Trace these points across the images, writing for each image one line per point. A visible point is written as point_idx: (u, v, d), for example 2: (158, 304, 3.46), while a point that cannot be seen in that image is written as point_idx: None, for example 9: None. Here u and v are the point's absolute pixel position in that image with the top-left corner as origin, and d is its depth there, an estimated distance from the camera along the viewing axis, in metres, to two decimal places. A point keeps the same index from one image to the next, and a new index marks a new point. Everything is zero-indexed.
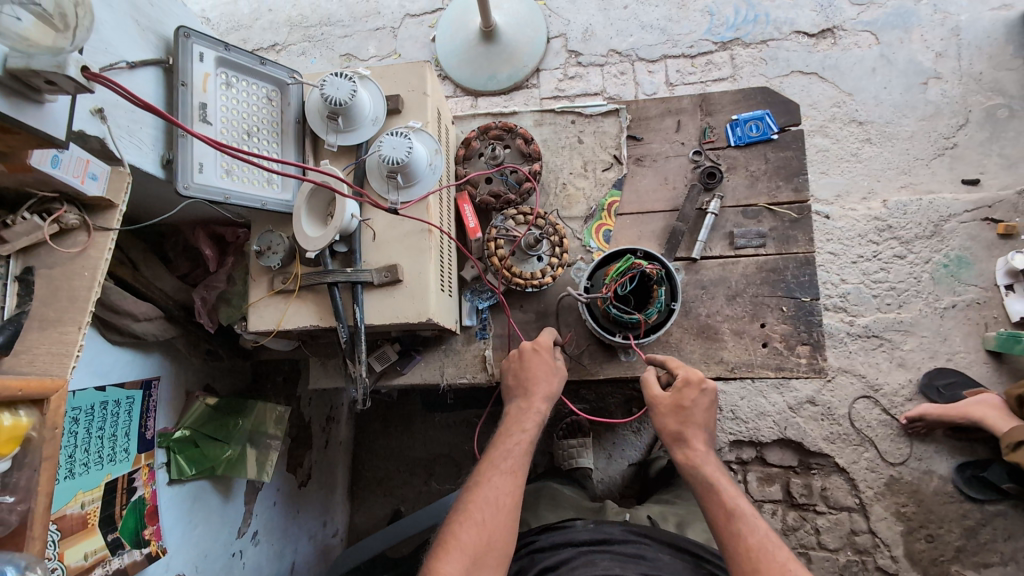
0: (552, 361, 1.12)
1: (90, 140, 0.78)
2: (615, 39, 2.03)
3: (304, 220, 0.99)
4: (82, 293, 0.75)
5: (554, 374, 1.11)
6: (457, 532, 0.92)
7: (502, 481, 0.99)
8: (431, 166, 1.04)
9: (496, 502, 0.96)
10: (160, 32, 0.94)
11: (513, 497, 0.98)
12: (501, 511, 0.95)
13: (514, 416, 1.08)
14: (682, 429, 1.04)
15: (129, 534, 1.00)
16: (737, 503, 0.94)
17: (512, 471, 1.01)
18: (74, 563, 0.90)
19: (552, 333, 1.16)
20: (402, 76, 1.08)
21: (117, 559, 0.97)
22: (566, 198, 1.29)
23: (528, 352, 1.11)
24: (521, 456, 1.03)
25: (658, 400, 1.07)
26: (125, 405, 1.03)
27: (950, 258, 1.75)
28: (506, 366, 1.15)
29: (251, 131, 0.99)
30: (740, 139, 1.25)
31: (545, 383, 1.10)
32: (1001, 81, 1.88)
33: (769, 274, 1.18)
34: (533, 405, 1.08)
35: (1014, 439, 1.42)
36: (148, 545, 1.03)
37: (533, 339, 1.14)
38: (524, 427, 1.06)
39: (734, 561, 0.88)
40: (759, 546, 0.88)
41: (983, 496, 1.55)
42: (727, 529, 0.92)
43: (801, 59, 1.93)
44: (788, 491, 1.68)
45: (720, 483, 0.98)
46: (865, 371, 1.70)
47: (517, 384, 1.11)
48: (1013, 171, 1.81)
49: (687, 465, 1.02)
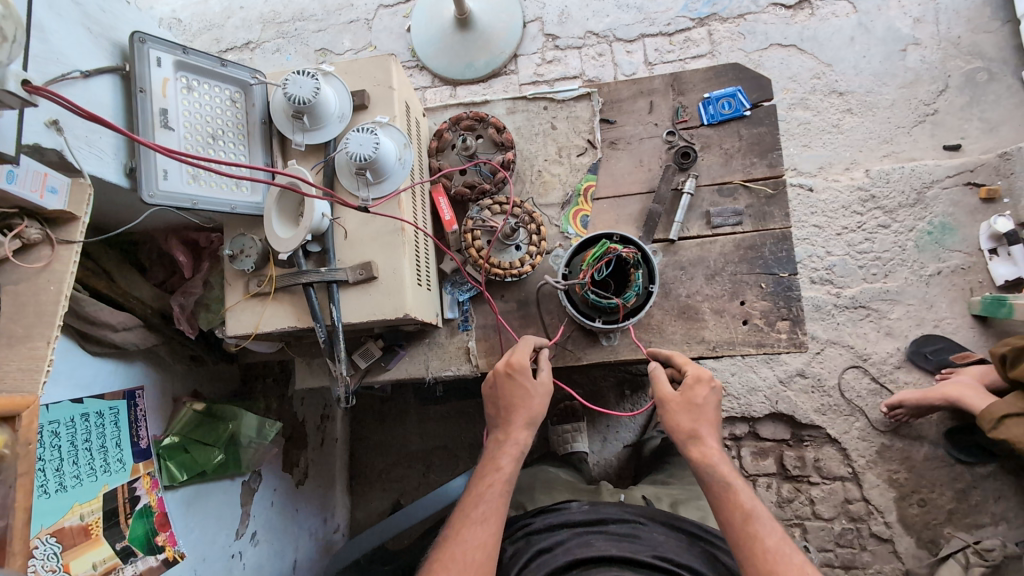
0: (527, 383, 1.06)
1: (46, 153, 0.78)
2: (592, 21, 2.01)
3: (275, 221, 0.98)
4: (49, 307, 0.75)
5: (534, 397, 1.06)
6: None
7: (473, 533, 0.93)
8: (401, 161, 1.03)
9: (465, 559, 0.89)
10: (114, 38, 0.93)
11: (484, 551, 0.91)
12: (470, 568, 0.88)
13: (492, 452, 1.04)
14: (696, 431, 1.00)
15: (139, 542, 1.01)
16: (753, 504, 0.93)
17: (483, 519, 0.94)
18: (84, 573, 0.91)
19: (531, 342, 1.12)
20: (368, 71, 1.07)
21: (130, 566, 0.98)
22: (542, 185, 1.29)
23: (500, 377, 1.07)
24: (495, 499, 0.97)
25: (668, 401, 1.03)
26: (110, 417, 1.03)
27: (934, 225, 1.75)
28: (486, 394, 1.12)
29: (216, 134, 0.98)
30: (713, 117, 1.24)
31: (523, 409, 1.05)
32: (980, 44, 1.87)
33: (747, 252, 1.18)
34: (511, 437, 1.04)
35: (993, 416, 1.38)
36: (164, 551, 1.06)
37: (505, 361, 1.09)
38: (498, 465, 1.01)
39: (752, 561, 0.87)
40: (777, 549, 0.87)
41: (973, 459, 1.57)
42: (744, 531, 0.90)
43: (779, 32, 1.92)
44: (781, 464, 1.69)
45: (736, 483, 0.95)
46: (853, 342, 1.71)
47: (497, 414, 1.08)
48: (994, 134, 1.81)
49: (702, 462, 0.98)
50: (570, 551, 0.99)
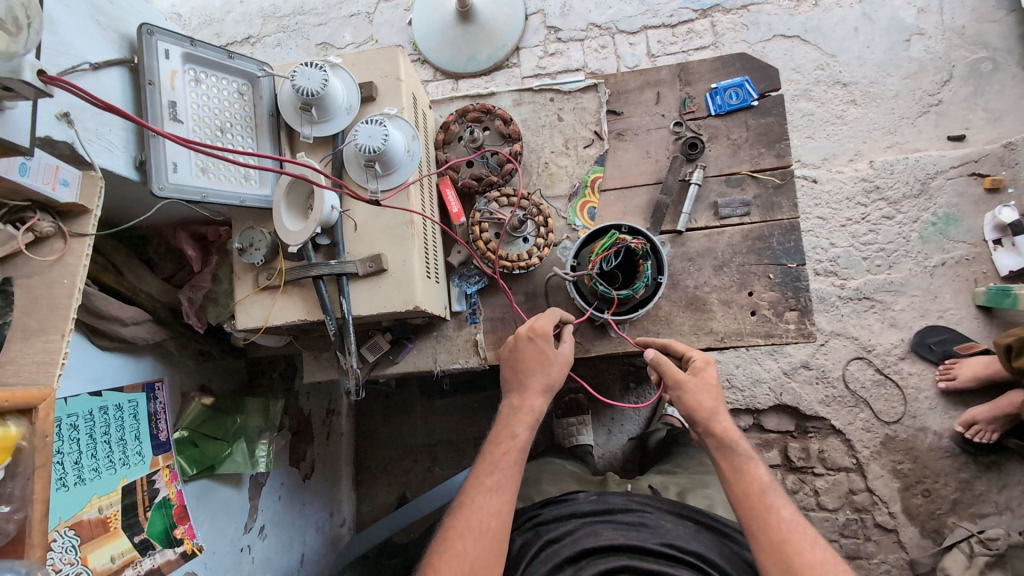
0: (548, 348, 1.07)
1: (58, 145, 0.78)
2: (594, 13, 2.00)
3: (284, 214, 0.98)
4: (62, 300, 0.75)
5: (553, 363, 1.06)
6: (437, 566, 0.87)
7: (488, 500, 0.93)
8: (410, 153, 1.03)
9: (480, 527, 0.90)
10: (122, 30, 0.93)
11: (500, 518, 0.91)
12: (487, 536, 0.90)
13: (507, 419, 1.04)
14: (717, 409, 1.00)
15: (157, 535, 1.03)
16: (768, 479, 0.94)
17: (498, 487, 0.95)
18: (101, 566, 0.92)
19: (557, 314, 1.12)
20: (375, 62, 1.06)
21: (149, 559, 1.00)
22: (549, 177, 1.29)
23: (522, 340, 1.07)
24: (511, 468, 0.98)
25: (686, 382, 1.02)
26: (128, 409, 1.04)
27: (938, 216, 1.75)
28: (504, 356, 1.11)
29: (224, 127, 0.98)
30: (721, 107, 1.24)
31: (539, 374, 1.06)
32: (984, 33, 1.86)
33: (755, 243, 1.18)
34: (527, 402, 1.04)
35: None
36: (181, 544, 1.07)
37: (529, 325, 1.09)
38: (513, 433, 1.01)
39: (766, 530, 0.88)
40: (791, 519, 0.89)
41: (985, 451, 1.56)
42: (759, 502, 0.91)
43: (782, 23, 1.92)
44: (786, 456, 1.69)
45: (752, 458, 0.97)
46: (858, 334, 1.72)
47: (513, 377, 1.08)
48: (998, 124, 1.80)
49: (722, 438, 0.98)
50: (579, 541, 0.99)
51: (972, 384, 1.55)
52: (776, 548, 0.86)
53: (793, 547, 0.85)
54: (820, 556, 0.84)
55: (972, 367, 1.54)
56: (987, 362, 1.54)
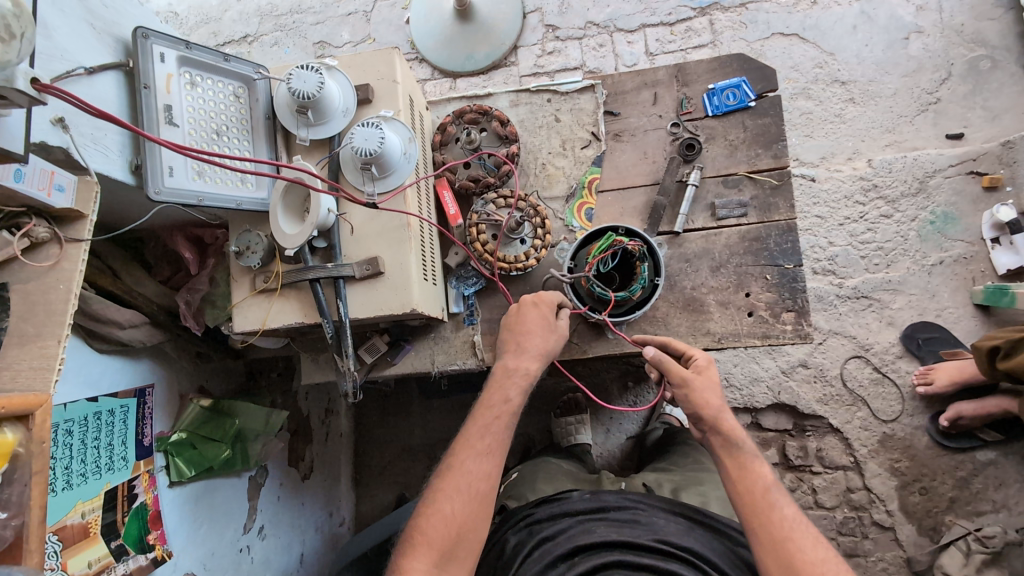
0: (548, 321, 1.09)
1: (53, 151, 0.78)
2: (592, 11, 1.99)
3: (281, 218, 0.98)
4: (58, 306, 0.75)
5: (551, 332, 1.08)
6: (424, 527, 0.90)
7: (476, 465, 0.96)
8: (406, 155, 1.03)
9: (468, 490, 0.93)
10: (117, 34, 0.92)
11: (487, 484, 0.95)
12: (472, 499, 0.93)
13: (500, 380, 1.05)
14: (723, 407, 1.00)
15: (132, 541, 1.00)
16: (772, 478, 0.95)
17: (487, 452, 0.97)
18: (79, 571, 0.91)
19: (557, 295, 1.13)
20: (371, 64, 1.06)
21: (123, 565, 0.98)
22: (547, 178, 1.29)
23: (527, 304, 1.10)
24: (500, 432, 1.00)
25: (691, 380, 1.01)
26: (119, 414, 1.03)
27: (936, 214, 1.75)
28: (506, 317, 1.13)
29: (220, 130, 0.98)
30: (718, 108, 1.24)
31: (539, 340, 1.07)
32: (983, 31, 1.86)
33: (752, 244, 1.18)
34: (523, 363, 1.06)
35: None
36: (153, 550, 1.04)
37: (535, 293, 1.12)
38: (507, 397, 1.03)
39: (767, 529, 0.88)
40: (793, 519, 0.89)
41: (952, 443, 1.59)
42: (762, 500, 0.91)
43: (781, 21, 1.91)
44: (784, 454, 1.70)
45: (756, 459, 0.97)
46: (855, 332, 1.72)
47: (512, 339, 1.09)
48: (996, 123, 1.80)
49: (728, 437, 0.98)
50: (571, 539, 1.00)
51: (949, 389, 1.57)
52: (777, 547, 0.86)
53: (795, 545, 0.86)
54: (822, 556, 0.85)
55: (946, 372, 1.57)
56: (960, 367, 1.56)
